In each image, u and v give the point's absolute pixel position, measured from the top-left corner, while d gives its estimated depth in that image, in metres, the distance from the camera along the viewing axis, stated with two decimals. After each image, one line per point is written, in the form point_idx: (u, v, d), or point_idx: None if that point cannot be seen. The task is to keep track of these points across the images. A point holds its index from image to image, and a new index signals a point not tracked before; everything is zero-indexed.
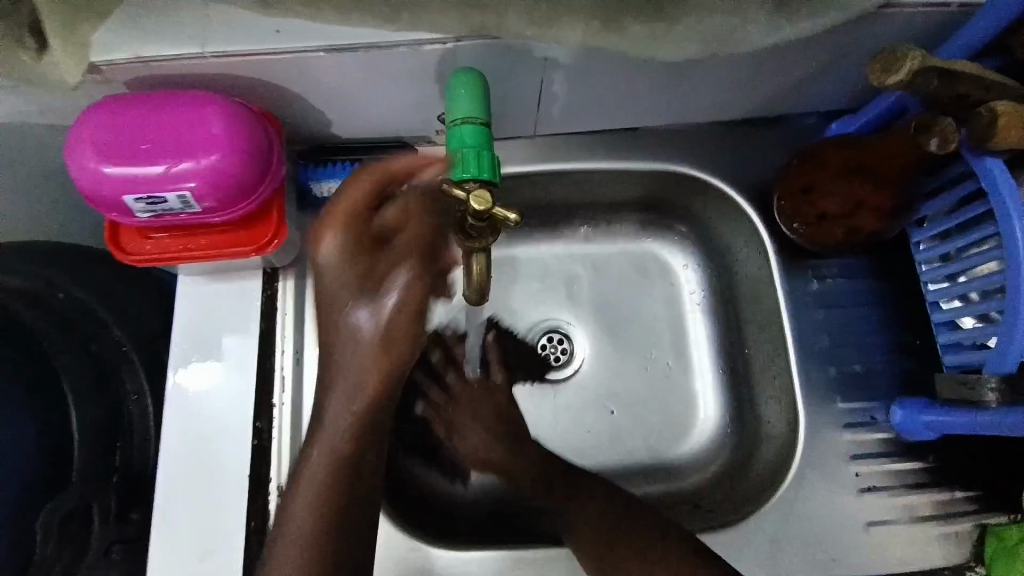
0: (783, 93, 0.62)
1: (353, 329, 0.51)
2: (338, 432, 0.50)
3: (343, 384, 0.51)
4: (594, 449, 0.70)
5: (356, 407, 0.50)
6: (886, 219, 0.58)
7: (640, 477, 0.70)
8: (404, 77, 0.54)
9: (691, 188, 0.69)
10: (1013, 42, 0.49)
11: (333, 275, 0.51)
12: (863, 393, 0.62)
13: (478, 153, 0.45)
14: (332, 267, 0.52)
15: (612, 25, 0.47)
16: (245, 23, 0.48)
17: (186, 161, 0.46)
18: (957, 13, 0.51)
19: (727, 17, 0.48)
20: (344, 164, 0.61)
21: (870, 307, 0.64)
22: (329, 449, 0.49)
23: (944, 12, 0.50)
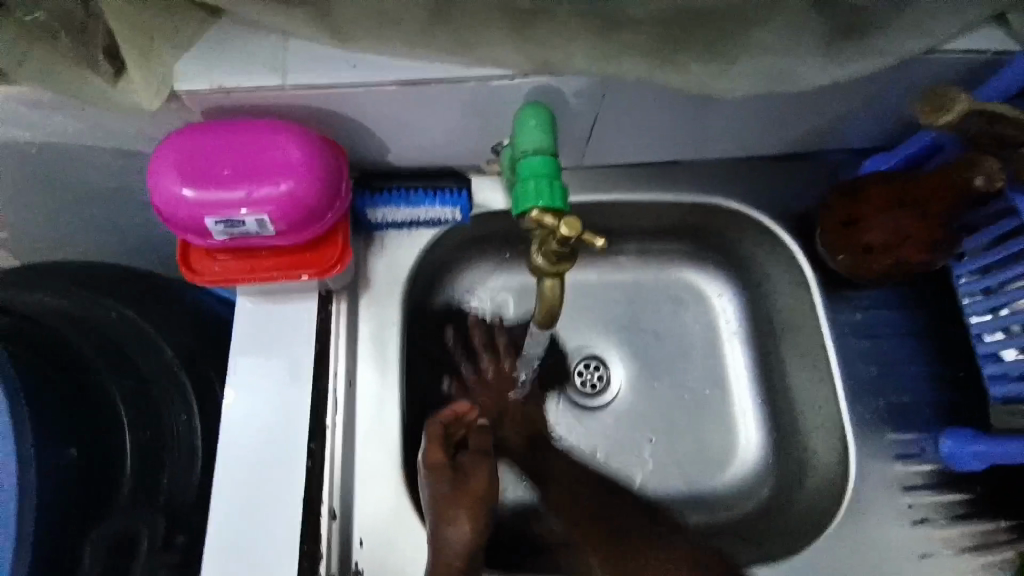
0: (823, 130, 0.64)
1: (449, 513, 0.55)
2: (455, 553, 0.54)
3: (444, 521, 0.54)
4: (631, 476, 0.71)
5: (464, 538, 0.54)
6: (935, 252, 0.58)
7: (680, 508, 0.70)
8: (462, 111, 0.56)
9: (731, 220, 0.70)
10: None
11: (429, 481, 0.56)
12: (909, 424, 0.62)
13: (546, 185, 0.47)
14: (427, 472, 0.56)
15: (673, 65, 0.49)
16: (325, 58, 0.51)
17: (264, 186, 0.48)
18: (993, 59, 0.52)
19: (781, 57, 0.50)
20: (399, 191, 0.63)
21: (912, 338, 0.65)
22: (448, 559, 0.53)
23: (978, 58, 0.52)
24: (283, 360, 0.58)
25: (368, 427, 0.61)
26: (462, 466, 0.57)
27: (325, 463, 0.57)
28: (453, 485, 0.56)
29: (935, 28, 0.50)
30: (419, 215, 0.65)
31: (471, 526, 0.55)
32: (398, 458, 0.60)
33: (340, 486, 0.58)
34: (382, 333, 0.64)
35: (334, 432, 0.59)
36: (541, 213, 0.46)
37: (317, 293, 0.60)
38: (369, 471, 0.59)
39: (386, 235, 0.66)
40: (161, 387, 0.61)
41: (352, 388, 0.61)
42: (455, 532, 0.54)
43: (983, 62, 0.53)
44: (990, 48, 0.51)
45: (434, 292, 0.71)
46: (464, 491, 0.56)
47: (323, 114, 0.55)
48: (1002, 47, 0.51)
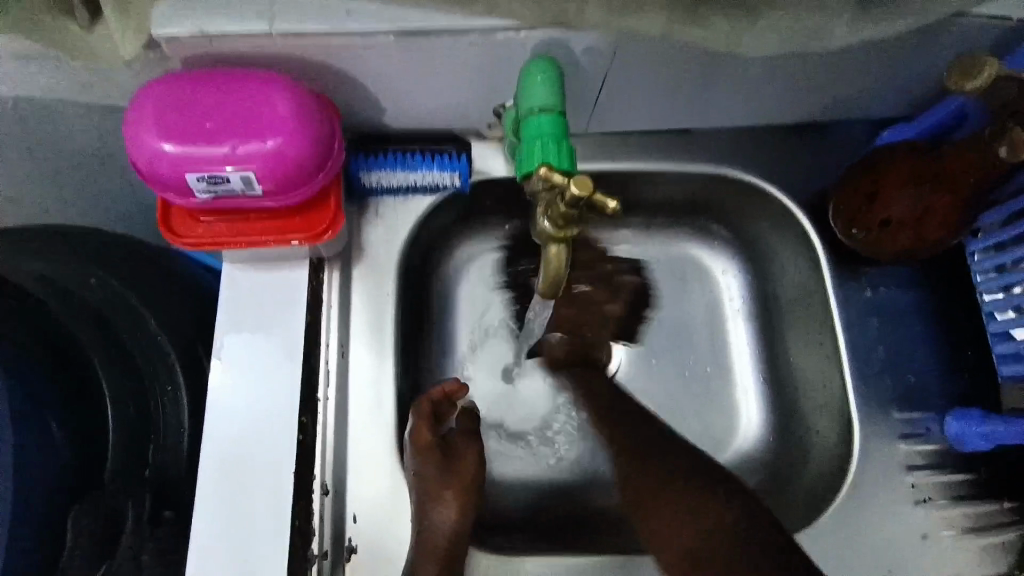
0: (841, 98, 0.61)
1: (436, 495, 0.54)
2: (441, 535, 0.53)
3: (432, 503, 0.54)
4: None
5: (453, 520, 0.54)
6: (955, 228, 0.56)
7: None
8: (464, 68, 0.52)
9: (740, 193, 0.68)
10: None
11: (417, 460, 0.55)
12: (916, 404, 0.61)
13: (554, 146, 0.44)
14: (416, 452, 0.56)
15: (692, 18, 0.46)
16: (317, 4, 0.47)
17: (251, 141, 0.45)
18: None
19: (810, 14, 0.47)
20: (395, 155, 0.60)
21: (922, 317, 0.63)
22: (435, 541, 0.52)
23: (1006, 23, 0.50)
24: (271, 331, 0.55)
25: (362, 402, 0.58)
26: (452, 450, 0.57)
27: (317, 438, 0.55)
28: (443, 466, 0.55)
29: None
30: (416, 181, 0.62)
31: (458, 509, 0.54)
32: (392, 433, 0.58)
33: (333, 461, 0.56)
34: (377, 303, 0.61)
35: (326, 406, 0.57)
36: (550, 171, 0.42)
37: (308, 261, 0.57)
38: (362, 446, 0.57)
39: (382, 202, 0.63)
40: (144, 357, 0.58)
41: (346, 360, 0.59)
42: (442, 514, 0.53)
43: (1012, 28, 0.50)
44: (1016, 15, 0.49)
45: (432, 263, 0.69)
46: (455, 474, 0.55)
47: (315, 69, 0.51)
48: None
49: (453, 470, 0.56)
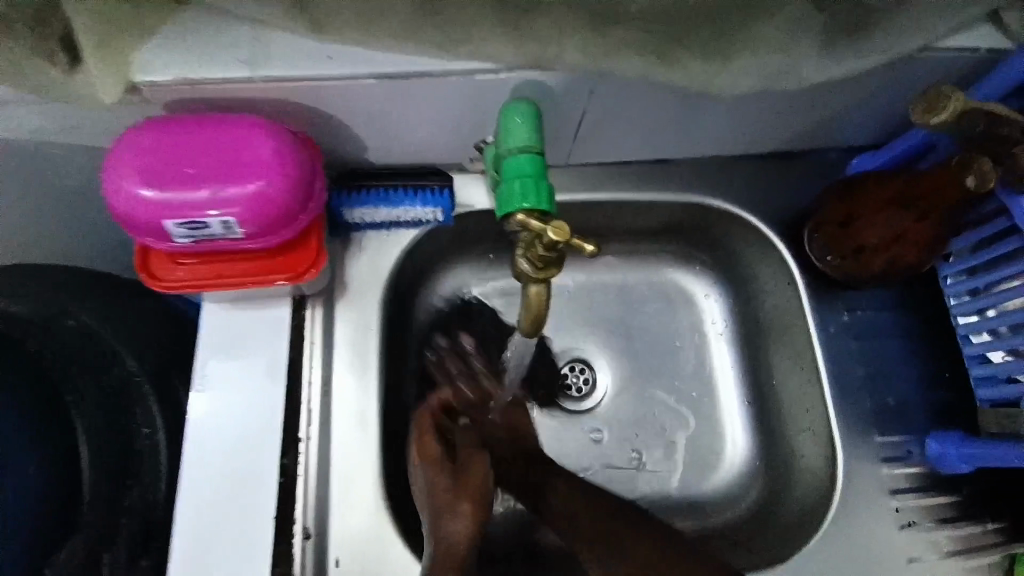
0: (813, 129, 0.63)
1: (441, 501, 0.53)
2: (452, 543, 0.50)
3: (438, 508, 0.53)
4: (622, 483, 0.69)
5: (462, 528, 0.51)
6: (926, 252, 0.58)
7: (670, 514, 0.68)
8: (445, 107, 0.53)
9: (718, 220, 0.69)
10: None
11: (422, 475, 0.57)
12: (897, 426, 0.62)
13: (534, 186, 0.45)
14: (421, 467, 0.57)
15: (667, 59, 0.47)
16: (297, 49, 0.48)
17: (232, 185, 0.45)
18: (988, 57, 0.51)
19: (781, 53, 0.48)
20: (378, 191, 0.60)
21: (900, 339, 0.64)
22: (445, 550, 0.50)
23: (972, 55, 0.51)
24: (251, 371, 0.55)
25: (346, 440, 0.58)
26: (460, 457, 0.57)
27: (298, 480, 0.55)
28: (447, 473, 0.55)
29: (934, 25, 0.48)
30: (398, 215, 0.62)
31: (466, 519, 0.52)
32: (376, 472, 0.57)
33: (315, 503, 0.55)
34: (361, 338, 0.61)
35: (308, 445, 0.56)
36: (526, 218, 0.44)
37: (289, 298, 0.58)
38: (345, 487, 0.57)
39: (365, 236, 0.64)
40: (125, 399, 0.58)
41: (328, 398, 0.59)
42: (452, 521, 0.52)
43: (977, 61, 0.52)
44: (984, 46, 0.50)
45: (415, 294, 0.69)
46: (458, 477, 0.55)
47: (296, 109, 0.52)
48: (995, 46, 0.51)
49: (456, 474, 0.55)
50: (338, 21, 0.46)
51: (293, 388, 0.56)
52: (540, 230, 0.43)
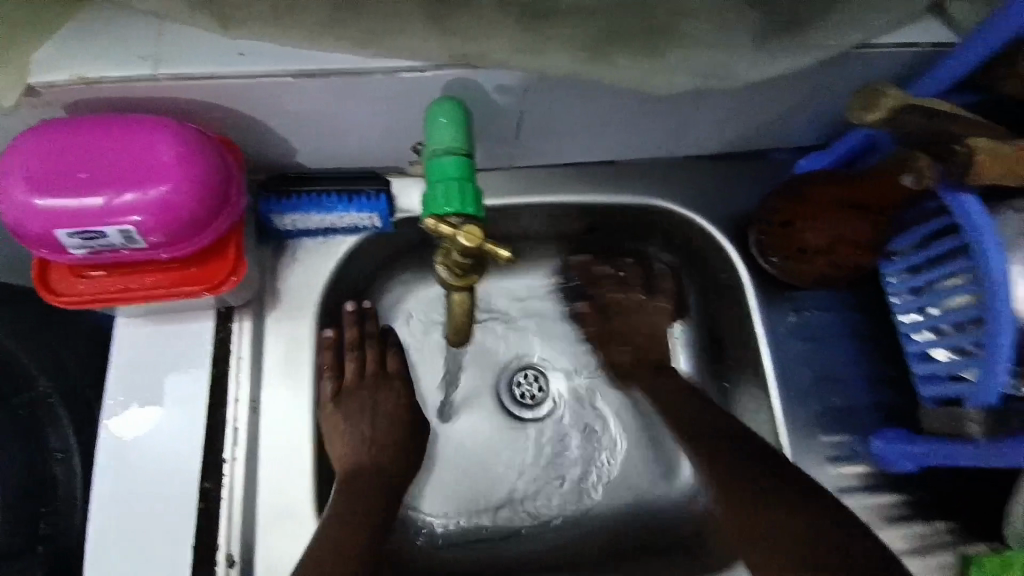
0: (758, 129, 0.62)
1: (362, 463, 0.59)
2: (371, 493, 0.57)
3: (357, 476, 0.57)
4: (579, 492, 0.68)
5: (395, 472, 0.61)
6: (865, 252, 0.58)
7: (620, 522, 0.67)
8: (374, 107, 0.51)
9: (669, 223, 0.68)
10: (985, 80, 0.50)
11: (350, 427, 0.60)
12: (843, 427, 0.62)
13: (458, 187, 0.42)
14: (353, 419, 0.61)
15: (600, 59, 0.46)
16: (207, 47, 0.45)
17: (130, 192, 0.42)
18: (929, 52, 0.51)
19: (716, 52, 0.47)
20: (310, 197, 0.57)
21: (848, 340, 0.64)
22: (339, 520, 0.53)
23: (913, 51, 0.51)
24: (168, 392, 0.53)
25: (275, 459, 0.55)
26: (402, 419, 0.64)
27: (222, 502, 0.52)
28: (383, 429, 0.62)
29: (869, 22, 0.48)
30: (333, 222, 0.59)
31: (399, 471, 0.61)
32: (309, 492, 0.55)
33: (240, 528, 0.52)
34: (293, 352, 0.58)
35: (234, 467, 0.53)
36: (437, 222, 0.42)
37: (213, 310, 0.55)
38: (273, 507, 0.54)
39: (299, 243, 0.61)
40: (32, 421, 0.54)
41: (257, 415, 0.56)
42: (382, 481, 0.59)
43: (919, 56, 0.51)
44: (925, 41, 0.50)
45: (358, 304, 0.67)
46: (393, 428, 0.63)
47: (211, 109, 0.49)
48: (935, 40, 0.50)
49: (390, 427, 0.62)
50: (251, 15, 0.43)
51: (217, 406, 0.54)
52: (449, 236, 0.42)
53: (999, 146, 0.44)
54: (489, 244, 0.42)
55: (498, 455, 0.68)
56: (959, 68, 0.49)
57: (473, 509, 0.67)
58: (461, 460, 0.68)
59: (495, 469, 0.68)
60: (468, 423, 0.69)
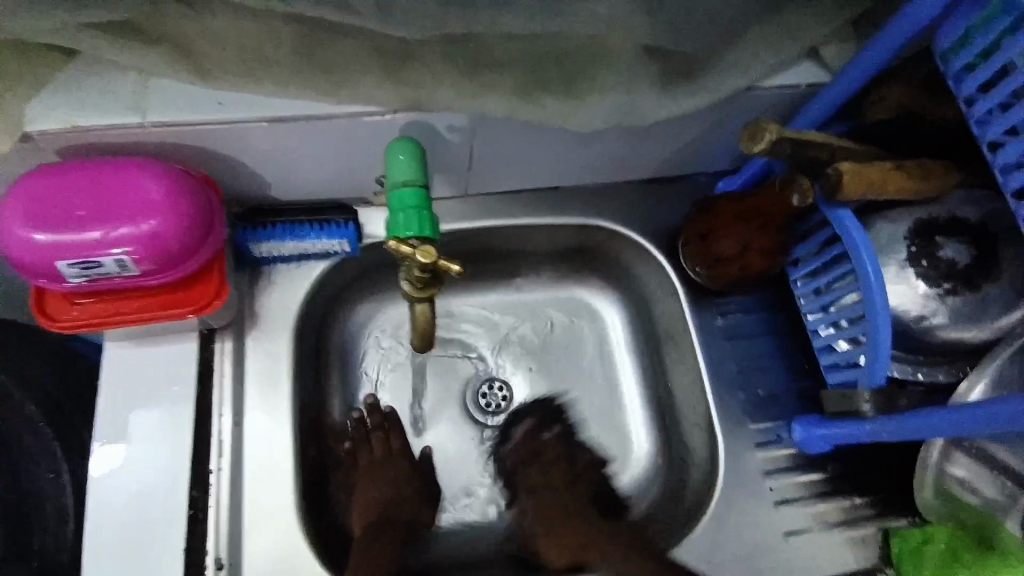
0: (678, 157, 0.71)
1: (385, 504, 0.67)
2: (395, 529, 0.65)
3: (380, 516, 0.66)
4: None
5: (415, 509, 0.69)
6: (771, 259, 0.67)
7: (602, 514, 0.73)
8: (339, 145, 0.58)
9: (611, 240, 0.76)
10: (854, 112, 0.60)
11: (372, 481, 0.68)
12: (769, 414, 0.70)
13: (416, 215, 0.50)
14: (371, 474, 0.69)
15: (531, 100, 0.55)
16: (189, 97, 0.51)
17: (123, 226, 0.47)
18: (807, 91, 0.61)
19: (628, 97, 0.57)
20: (282, 227, 0.63)
21: (768, 337, 0.73)
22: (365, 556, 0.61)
23: (795, 90, 0.61)
24: (155, 409, 0.57)
25: (258, 468, 0.60)
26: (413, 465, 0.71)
27: (209, 510, 0.57)
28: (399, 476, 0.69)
29: (754, 68, 0.58)
30: (305, 248, 0.65)
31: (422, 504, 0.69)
32: (292, 496, 0.60)
33: (227, 532, 0.57)
34: (271, 368, 0.63)
35: (219, 477, 0.58)
36: (398, 243, 0.48)
37: (197, 332, 0.60)
38: (256, 511, 0.59)
39: (274, 268, 0.66)
40: (24, 446, 0.58)
41: (240, 427, 0.60)
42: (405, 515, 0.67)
43: (801, 94, 0.62)
44: (802, 82, 0.60)
45: (330, 325, 0.72)
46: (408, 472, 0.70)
47: (191, 151, 0.55)
48: (812, 80, 0.61)
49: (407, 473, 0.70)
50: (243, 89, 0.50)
51: (202, 420, 0.58)
52: (410, 255, 0.48)
53: (859, 167, 0.55)
54: (442, 260, 0.48)
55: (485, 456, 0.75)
56: (823, 108, 0.59)
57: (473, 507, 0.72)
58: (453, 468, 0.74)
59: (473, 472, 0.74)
60: (453, 427, 0.75)
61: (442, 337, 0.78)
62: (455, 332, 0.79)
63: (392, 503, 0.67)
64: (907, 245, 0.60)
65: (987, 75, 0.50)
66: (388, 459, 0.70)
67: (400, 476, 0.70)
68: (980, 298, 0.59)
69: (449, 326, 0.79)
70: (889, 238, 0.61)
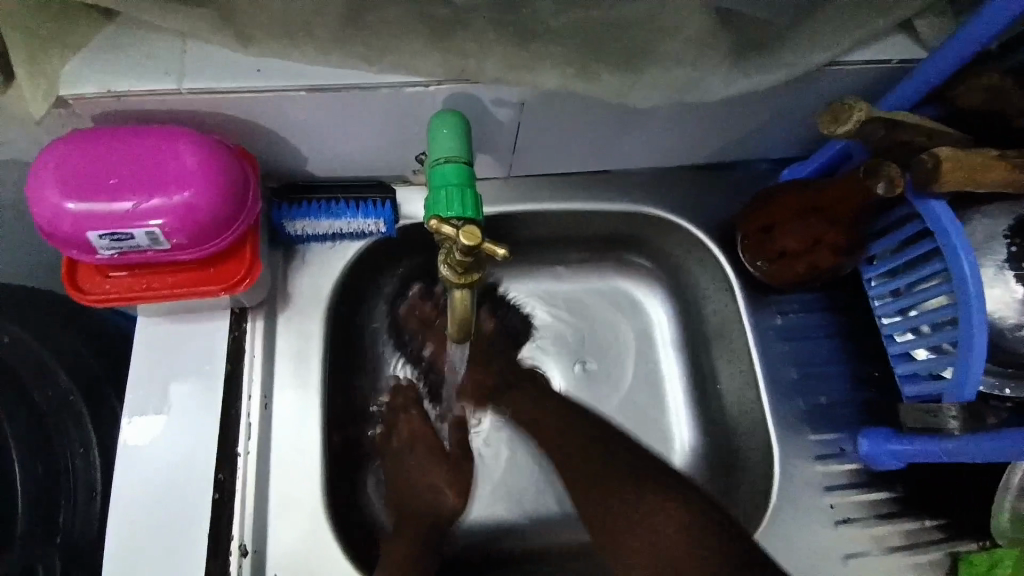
0: (742, 141, 0.65)
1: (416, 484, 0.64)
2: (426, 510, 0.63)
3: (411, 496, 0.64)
4: None
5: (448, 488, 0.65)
6: (845, 256, 0.60)
7: None
8: (379, 119, 0.54)
9: (661, 228, 0.71)
10: (954, 92, 0.53)
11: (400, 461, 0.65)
12: (830, 425, 0.64)
13: (457, 193, 0.46)
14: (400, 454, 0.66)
15: (589, 74, 0.50)
16: (224, 63, 0.49)
17: (154, 197, 0.45)
18: (899, 67, 0.54)
19: (694, 71, 0.51)
20: (319, 203, 0.61)
21: (831, 340, 0.67)
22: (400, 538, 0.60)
23: (884, 67, 0.54)
24: (185, 388, 0.56)
25: (287, 453, 0.59)
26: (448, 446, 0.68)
27: (235, 494, 0.55)
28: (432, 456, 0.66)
29: (839, 40, 0.51)
30: (340, 227, 0.62)
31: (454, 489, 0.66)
32: (320, 484, 0.59)
33: (252, 518, 0.56)
34: (303, 350, 0.62)
35: (247, 460, 0.57)
36: (440, 222, 0.45)
37: (228, 311, 0.59)
38: (282, 497, 0.58)
39: (308, 247, 0.64)
40: (57, 421, 0.57)
41: (268, 411, 0.60)
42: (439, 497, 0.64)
43: (890, 70, 0.54)
44: (893, 57, 0.53)
45: (362, 308, 0.69)
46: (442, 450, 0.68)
47: (227, 122, 0.52)
48: (905, 56, 0.53)
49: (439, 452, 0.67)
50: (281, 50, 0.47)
51: (231, 401, 0.57)
52: (452, 235, 0.44)
53: (962, 153, 0.48)
54: (488, 242, 0.44)
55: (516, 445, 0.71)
56: (922, 84, 0.52)
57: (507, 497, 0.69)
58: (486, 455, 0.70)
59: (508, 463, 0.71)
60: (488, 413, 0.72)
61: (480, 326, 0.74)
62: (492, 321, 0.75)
63: (422, 488, 0.64)
64: (1005, 244, 0.53)
65: None
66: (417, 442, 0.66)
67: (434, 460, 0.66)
68: None
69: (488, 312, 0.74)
70: (986, 235, 0.54)
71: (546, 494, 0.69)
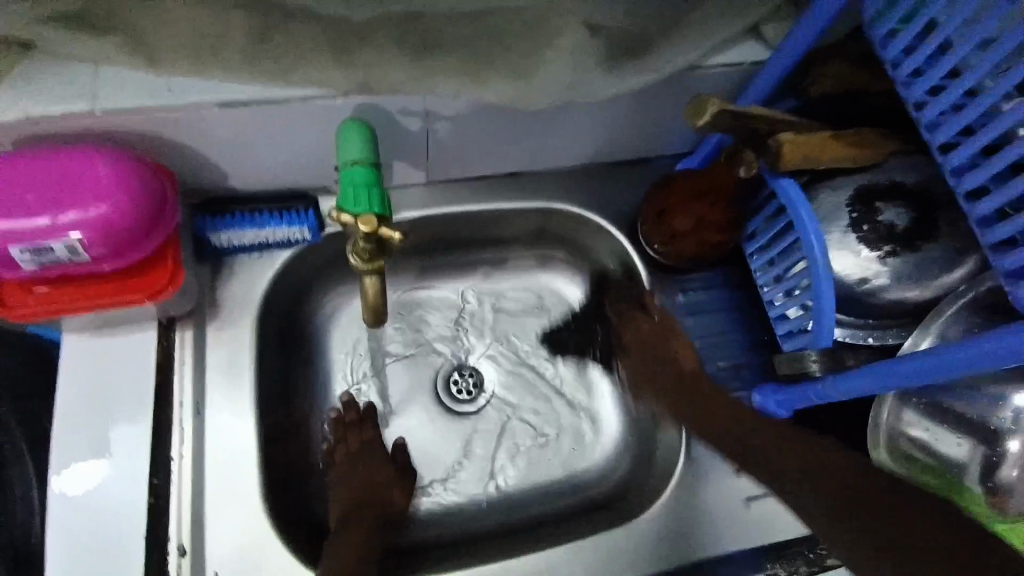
0: (634, 138, 0.73)
1: (358, 495, 0.66)
2: (363, 517, 0.64)
3: (351, 506, 0.65)
4: (543, 465, 0.75)
5: (392, 499, 0.67)
6: (725, 232, 0.69)
7: (565, 490, 0.74)
8: (294, 129, 0.58)
9: (571, 224, 0.77)
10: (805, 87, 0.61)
11: (341, 478, 0.67)
12: (731, 385, 0.72)
13: (365, 193, 0.51)
14: (339, 469, 0.68)
15: (480, 81, 0.56)
16: (138, 84, 0.52)
17: (73, 211, 0.48)
18: (752, 69, 0.63)
19: (573, 78, 0.58)
20: (241, 215, 0.64)
21: (729, 312, 0.75)
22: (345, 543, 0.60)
23: (740, 69, 0.63)
24: (113, 401, 0.59)
25: (220, 457, 0.61)
26: (398, 458, 0.70)
27: (170, 498, 0.58)
28: (371, 467, 0.68)
29: (697, 48, 0.59)
30: (266, 236, 0.65)
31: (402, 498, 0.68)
32: (258, 482, 0.61)
33: (189, 522, 0.58)
34: (234, 358, 0.64)
35: (181, 464, 0.59)
36: (339, 212, 0.50)
37: (155, 322, 0.61)
38: (223, 498, 0.60)
39: (237, 258, 0.67)
40: None
41: (201, 416, 0.62)
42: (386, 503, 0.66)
43: (745, 72, 0.63)
44: (745, 61, 0.62)
45: (296, 314, 0.73)
46: (381, 467, 0.68)
47: (145, 140, 0.55)
48: (755, 59, 0.62)
49: (378, 466, 0.68)
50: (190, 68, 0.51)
51: (162, 408, 0.60)
52: (350, 223, 0.50)
53: (801, 138, 0.57)
54: (384, 228, 0.50)
55: (456, 438, 0.75)
56: (768, 83, 0.60)
57: (456, 488, 0.73)
58: (430, 451, 0.75)
59: (446, 455, 0.75)
60: (426, 411, 0.76)
61: (399, 336, 0.78)
62: (408, 322, 0.79)
63: (368, 496, 0.66)
64: (848, 212, 0.61)
65: (907, 40, 0.50)
66: (363, 454, 0.68)
67: (380, 469, 0.68)
68: (922, 257, 0.58)
69: (408, 319, 0.79)
70: (832, 206, 0.61)
71: (493, 481, 0.74)
